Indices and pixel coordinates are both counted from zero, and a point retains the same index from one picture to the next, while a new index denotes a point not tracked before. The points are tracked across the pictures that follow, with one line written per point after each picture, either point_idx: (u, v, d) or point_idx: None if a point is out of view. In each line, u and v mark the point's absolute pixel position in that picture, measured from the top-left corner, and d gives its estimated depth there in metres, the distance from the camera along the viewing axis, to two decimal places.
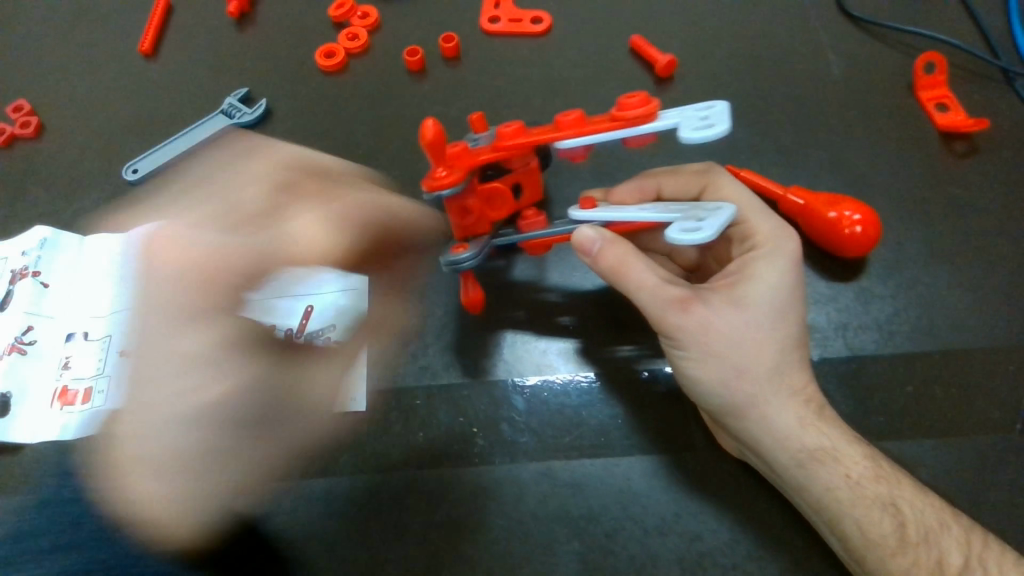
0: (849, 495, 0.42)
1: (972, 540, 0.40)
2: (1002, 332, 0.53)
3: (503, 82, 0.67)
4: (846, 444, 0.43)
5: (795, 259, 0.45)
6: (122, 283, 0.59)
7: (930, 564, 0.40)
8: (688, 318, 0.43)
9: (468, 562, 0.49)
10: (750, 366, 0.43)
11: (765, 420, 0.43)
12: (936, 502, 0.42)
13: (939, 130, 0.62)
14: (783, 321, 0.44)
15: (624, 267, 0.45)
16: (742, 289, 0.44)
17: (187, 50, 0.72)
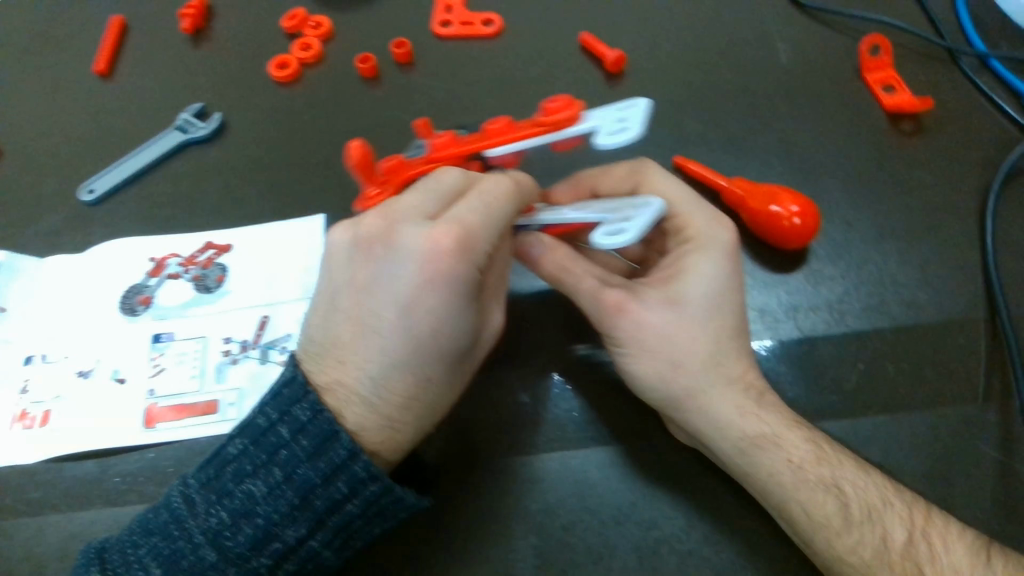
0: (792, 479, 0.42)
1: (913, 516, 0.40)
2: (951, 306, 0.53)
3: (455, 83, 0.68)
4: (787, 429, 0.44)
5: (729, 251, 0.46)
6: (79, 306, 0.60)
7: (874, 542, 0.40)
8: (626, 318, 0.45)
9: (424, 565, 0.47)
10: (686, 360, 0.45)
11: (705, 412, 0.44)
12: (879, 481, 0.42)
13: (887, 112, 0.62)
14: (719, 313, 0.45)
15: (563, 271, 0.47)
16: (677, 287, 0.46)
17: (141, 70, 0.73)
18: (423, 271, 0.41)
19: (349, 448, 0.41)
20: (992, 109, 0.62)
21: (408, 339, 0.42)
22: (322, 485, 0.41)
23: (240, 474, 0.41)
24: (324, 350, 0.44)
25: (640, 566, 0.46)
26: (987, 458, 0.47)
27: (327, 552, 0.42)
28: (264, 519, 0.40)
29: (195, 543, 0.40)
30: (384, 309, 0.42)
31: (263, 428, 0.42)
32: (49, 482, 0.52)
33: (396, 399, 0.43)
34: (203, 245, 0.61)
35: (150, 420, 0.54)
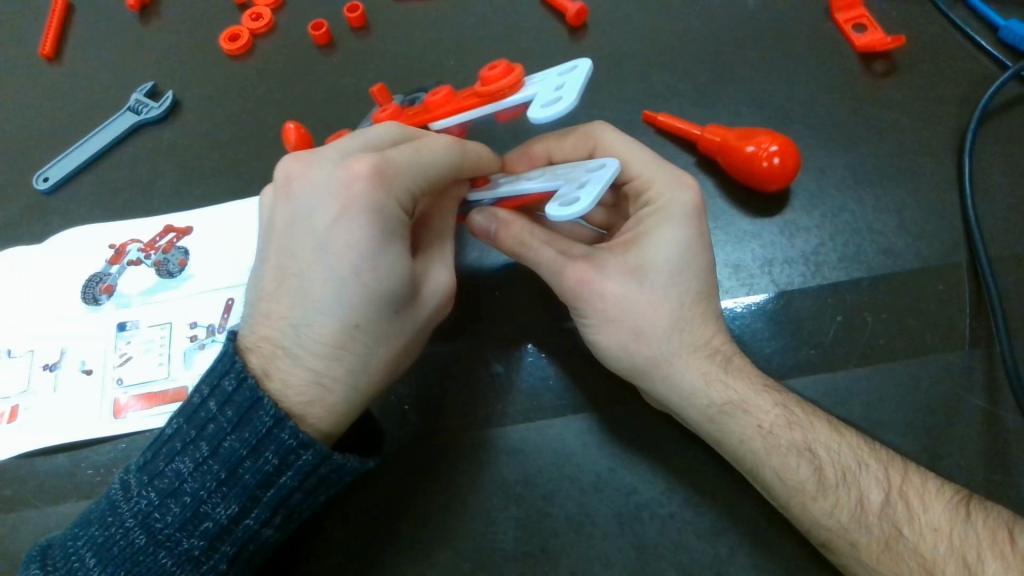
0: (763, 445, 0.42)
1: (891, 475, 0.40)
2: (930, 250, 0.52)
3: (414, 50, 0.66)
4: (755, 395, 0.44)
5: (693, 219, 0.47)
6: (42, 300, 0.58)
7: (851, 505, 0.39)
8: (585, 288, 0.46)
9: (406, 542, 0.46)
10: (648, 327, 0.45)
11: (670, 378, 0.45)
12: (853, 442, 0.42)
13: (858, 53, 0.61)
14: (683, 281, 0.46)
15: (522, 247, 0.48)
16: (635, 254, 0.47)
17: (94, 53, 0.71)
18: (336, 200, 0.41)
19: (273, 414, 0.40)
20: (967, 45, 0.60)
21: (327, 279, 0.41)
22: (248, 457, 0.39)
23: (171, 454, 0.41)
24: (259, 308, 0.43)
25: (621, 532, 0.45)
26: (970, 405, 0.46)
27: (267, 530, 0.41)
28: (192, 496, 0.40)
29: (126, 527, 0.40)
30: (303, 247, 0.42)
31: (196, 406, 0.41)
32: (21, 478, 0.51)
33: (326, 350, 0.41)
34: (163, 229, 0.60)
35: (118, 410, 0.52)
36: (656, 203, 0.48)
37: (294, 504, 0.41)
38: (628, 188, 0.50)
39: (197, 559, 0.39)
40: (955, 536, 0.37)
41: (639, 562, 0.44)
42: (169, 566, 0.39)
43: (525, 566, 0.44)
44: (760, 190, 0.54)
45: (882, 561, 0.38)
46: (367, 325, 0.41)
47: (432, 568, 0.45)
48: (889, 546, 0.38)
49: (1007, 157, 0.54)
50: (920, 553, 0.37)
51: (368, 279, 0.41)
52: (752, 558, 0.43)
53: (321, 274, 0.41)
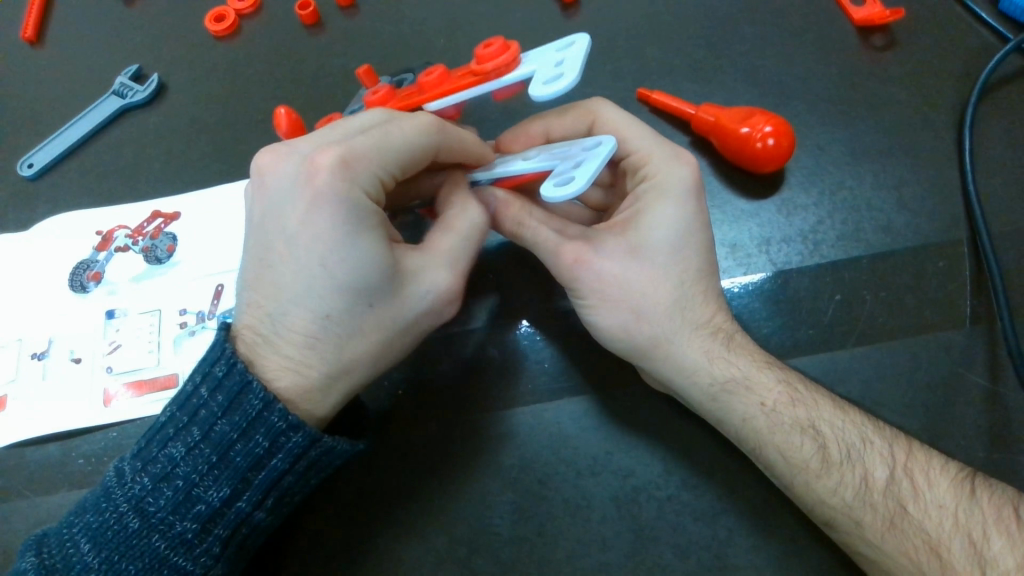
0: (766, 423, 0.42)
1: (894, 452, 0.39)
2: (930, 226, 0.51)
3: (404, 28, 0.65)
4: (759, 372, 0.43)
5: (693, 195, 0.46)
6: (29, 288, 0.57)
7: (855, 483, 0.39)
8: (580, 267, 0.45)
9: (401, 528, 0.45)
10: (646, 306, 0.45)
11: (671, 356, 0.44)
12: (857, 420, 0.41)
13: (857, 27, 0.60)
14: (683, 258, 0.45)
15: (522, 228, 0.47)
16: (632, 231, 0.46)
17: (76, 37, 0.70)
18: (304, 193, 0.40)
19: (262, 397, 0.39)
20: (967, 17, 0.59)
21: (299, 270, 0.40)
22: (239, 440, 0.39)
23: (163, 440, 0.40)
24: (244, 295, 0.43)
25: (619, 515, 0.44)
26: (972, 383, 0.45)
27: (259, 513, 0.40)
28: (184, 480, 0.39)
29: (120, 511, 0.39)
30: (277, 239, 0.41)
31: (187, 394, 0.41)
32: (13, 469, 0.50)
33: (303, 338, 0.40)
34: (151, 214, 0.59)
35: (108, 398, 0.52)
36: (655, 179, 0.47)
37: (286, 486, 0.40)
38: (625, 165, 0.49)
39: (191, 543, 0.39)
40: (960, 514, 0.36)
41: (637, 545, 0.43)
42: (163, 549, 0.38)
43: (522, 551, 0.44)
44: (755, 170, 0.53)
45: (886, 538, 0.37)
46: (341, 316, 0.40)
47: (428, 554, 0.44)
48: (894, 524, 0.37)
49: (1008, 131, 0.53)
50: (925, 531, 0.37)
51: (338, 272, 0.39)
52: (752, 540, 0.43)
53: (293, 268, 0.40)
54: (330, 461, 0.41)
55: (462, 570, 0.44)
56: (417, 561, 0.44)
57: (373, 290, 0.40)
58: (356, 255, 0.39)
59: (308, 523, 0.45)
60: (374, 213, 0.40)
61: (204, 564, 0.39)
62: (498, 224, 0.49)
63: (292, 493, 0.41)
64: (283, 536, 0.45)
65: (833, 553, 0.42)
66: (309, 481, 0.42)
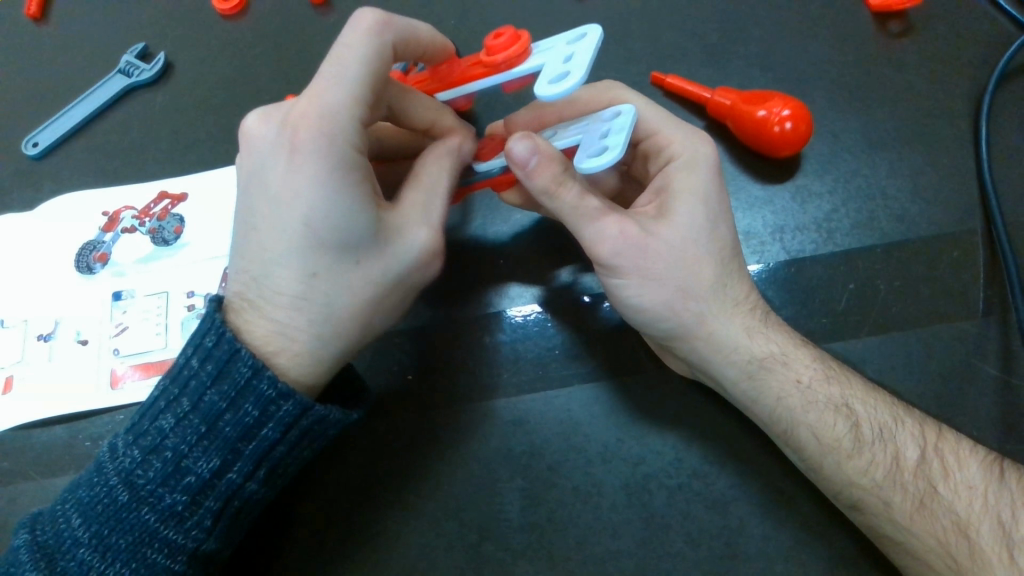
0: (801, 401, 0.41)
1: (926, 432, 0.40)
2: (946, 216, 0.51)
3: (415, 9, 0.65)
4: (794, 349, 0.43)
5: (716, 168, 0.46)
6: (35, 266, 0.57)
7: (886, 462, 0.39)
8: (626, 238, 0.42)
9: (412, 514, 0.45)
10: (694, 284, 0.43)
11: (714, 336, 0.43)
12: (888, 401, 0.41)
13: (873, 12, 0.59)
14: (718, 233, 0.44)
15: (558, 189, 0.41)
16: (669, 207, 0.44)
17: (80, 12, 0.68)
18: (284, 152, 0.39)
19: (251, 364, 0.39)
20: (984, 3, 0.58)
21: (281, 229, 0.39)
22: (228, 410, 0.39)
23: (154, 413, 0.40)
24: (232, 261, 0.42)
25: (629, 503, 0.44)
26: (985, 374, 0.45)
27: (252, 484, 0.40)
28: (173, 451, 0.39)
29: (110, 485, 0.39)
30: (260, 202, 0.40)
31: (180, 365, 0.40)
32: (19, 450, 0.50)
33: (288, 297, 0.40)
34: (158, 196, 0.58)
35: (116, 381, 0.51)
36: (674, 153, 0.46)
37: (277, 457, 0.40)
38: (646, 147, 0.48)
39: (181, 516, 0.38)
40: (990, 495, 0.37)
41: (648, 533, 0.43)
42: (153, 522, 0.38)
43: (532, 538, 0.44)
44: (769, 155, 0.53)
45: (915, 520, 0.38)
46: (328, 273, 0.40)
47: (438, 541, 0.44)
48: (924, 504, 0.38)
49: None
50: (955, 512, 0.37)
51: (322, 230, 0.38)
52: (764, 528, 0.43)
53: (276, 231, 0.39)
54: (323, 431, 0.41)
55: (472, 556, 0.44)
56: (428, 547, 0.44)
57: (358, 243, 0.39)
58: (340, 212, 0.38)
59: (309, 503, 0.45)
60: (359, 169, 0.39)
61: (195, 537, 0.39)
62: (527, 181, 0.41)
63: (286, 465, 0.41)
64: (290, 511, 0.45)
65: (845, 542, 0.42)
66: (303, 452, 0.41)
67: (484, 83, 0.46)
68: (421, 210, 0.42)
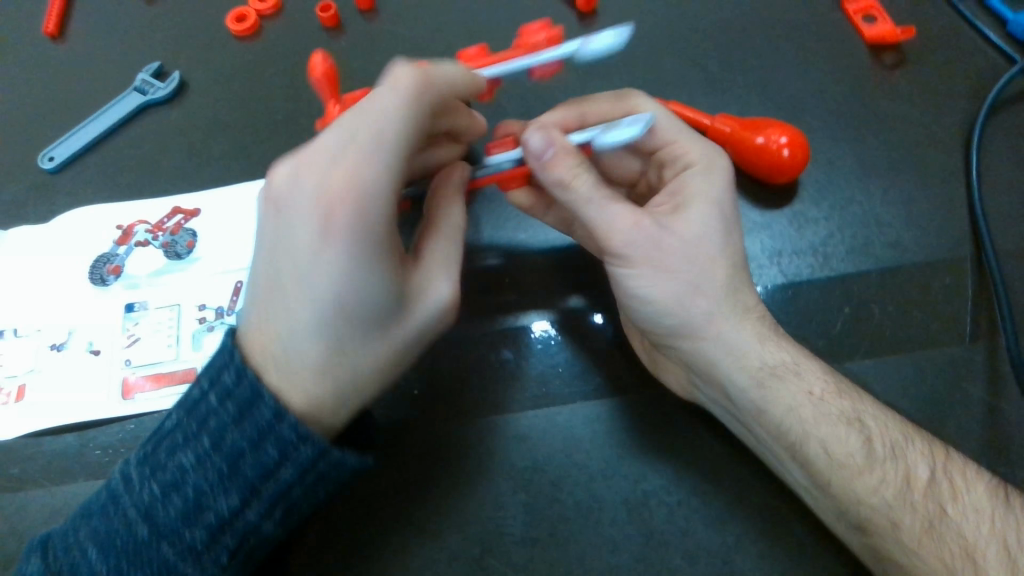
0: (813, 412, 0.43)
1: (936, 453, 0.41)
2: (938, 243, 0.52)
3: (425, 32, 0.66)
4: (807, 363, 0.45)
5: (730, 176, 0.47)
6: (48, 277, 0.58)
7: (897, 481, 0.40)
8: (640, 231, 0.44)
9: (419, 528, 0.46)
10: (706, 282, 0.45)
11: (723, 339, 0.45)
12: (898, 421, 0.43)
13: (868, 44, 0.61)
14: (731, 238, 0.46)
15: (572, 182, 0.44)
16: (684, 205, 0.46)
17: (97, 30, 0.70)
18: (314, 222, 0.37)
19: (274, 408, 0.39)
20: (976, 38, 0.60)
21: (310, 298, 0.38)
22: (250, 451, 0.39)
23: (173, 448, 0.40)
24: (252, 310, 0.41)
25: (629, 518, 0.45)
26: (974, 397, 0.47)
27: (267, 524, 0.41)
28: (193, 489, 0.39)
29: (129, 520, 0.39)
30: (286, 267, 0.39)
31: (198, 400, 0.41)
32: (30, 457, 0.51)
33: (311, 361, 0.40)
34: (171, 211, 0.60)
35: (128, 391, 0.52)
36: (688, 157, 0.48)
37: (294, 498, 0.41)
38: (662, 155, 0.50)
39: (198, 552, 0.39)
40: (997, 518, 0.38)
41: (648, 549, 0.44)
42: (171, 558, 0.39)
43: (534, 551, 0.45)
44: (768, 180, 0.55)
45: (923, 540, 0.39)
46: (351, 340, 0.40)
47: (442, 553, 0.45)
48: (933, 525, 0.39)
49: (1016, 153, 0.55)
50: (963, 534, 0.38)
51: (351, 304, 0.39)
52: (759, 544, 0.44)
53: (302, 301, 0.39)
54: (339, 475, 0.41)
55: (475, 569, 0.45)
56: (433, 561, 0.45)
57: (380, 311, 0.40)
58: (368, 286, 0.39)
59: (316, 524, 0.46)
60: (386, 246, 0.39)
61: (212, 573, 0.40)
62: (542, 177, 0.45)
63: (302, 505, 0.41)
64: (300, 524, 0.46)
65: (838, 559, 0.43)
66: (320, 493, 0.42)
67: (512, 63, 0.48)
68: (442, 274, 0.44)
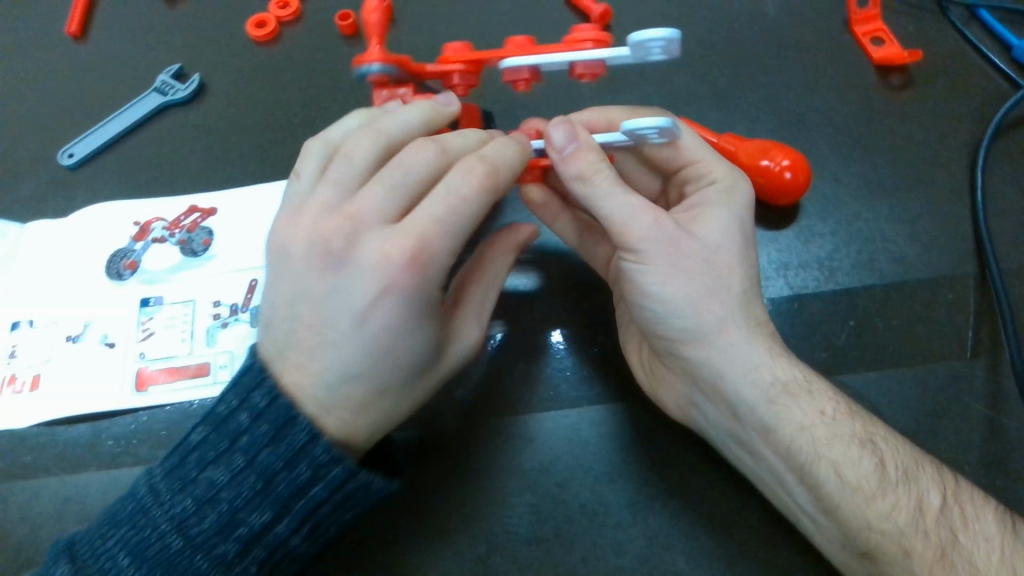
0: (826, 433, 0.43)
1: (947, 481, 0.41)
2: (941, 260, 0.53)
3: (442, 41, 0.68)
4: (818, 386, 0.45)
5: (751, 199, 0.49)
6: (65, 270, 0.59)
7: (909, 507, 0.40)
8: (658, 227, 0.44)
9: (426, 526, 0.47)
10: (720, 289, 0.45)
11: (734, 349, 0.45)
12: (910, 448, 0.43)
13: (876, 65, 0.62)
14: (746, 254, 0.46)
15: (592, 173, 0.44)
16: (702, 216, 0.47)
17: (120, 31, 0.71)
18: (372, 285, 0.39)
19: (308, 430, 0.40)
20: (981, 63, 0.62)
21: (362, 350, 0.40)
22: (283, 468, 0.40)
23: (205, 462, 0.41)
24: (286, 349, 0.41)
25: (633, 520, 0.46)
26: (974, 410, 0.48)
27: (296, 539, 0.41)
28: (227, 504, 0.40)
29: (161, 531, 0.40)
30: (338, 320, 0.40)
31: (227, 417, 0.41)
32: (42, 446, 0.52)
33: (354, 404, 0.41)
34: (189, 209, 0.61)
35: (141, 384, 0.53)
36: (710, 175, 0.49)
37: (323, 517, 0.41)
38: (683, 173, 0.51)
39: (230, 564, 0.40)
40: (1007, 547, 0.38)
41: (651, 551, 0.45)
42: (204, 569, 0.39)
43: (538, 550, 0.46)
44: (770, 201, 0.56)
45: (935, 566, 0.39)
46: (392, 388, 0.42)
47: (447, 551, 0.46)
48: (944, 552, 0.39)
49: (1018, 176, 0.56)
50: (974, 562, 0.38)
51: (398, 355, 0.41)
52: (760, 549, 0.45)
53: (354, 351, 0.40)
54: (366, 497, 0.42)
55: (480, 568, 0.45)
56: (438, 558, 0.46)
57: (420, 362, 0.43)
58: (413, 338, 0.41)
59: None
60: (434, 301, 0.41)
61: None
62: (562, 169, 0.45)
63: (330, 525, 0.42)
64: None
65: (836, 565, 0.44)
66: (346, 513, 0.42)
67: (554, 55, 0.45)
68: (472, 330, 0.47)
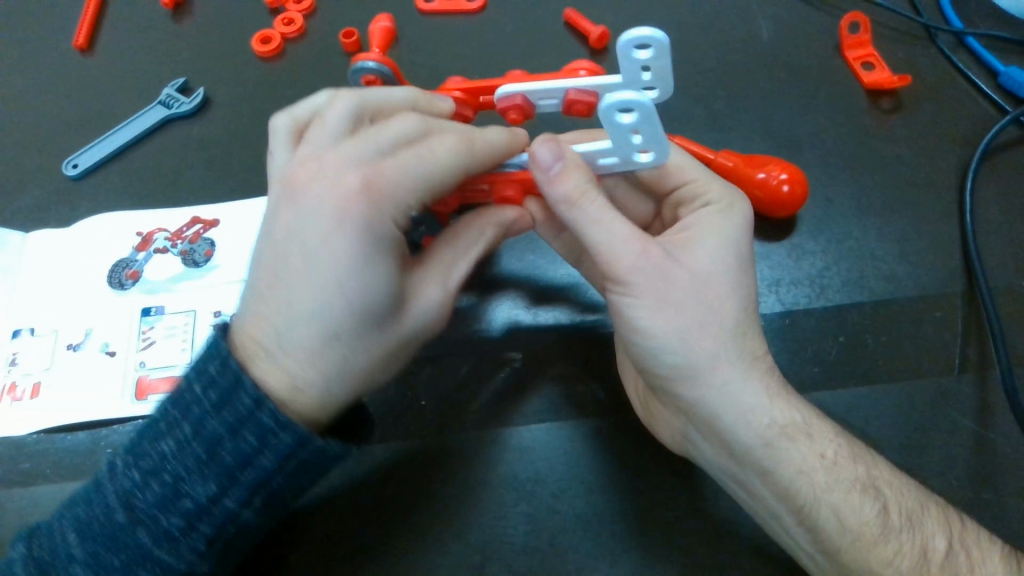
0: (826, 477, 0.43)
1: (951, 523, 0.43)
2: (930, 279, 0.55)
3: (443, 60, 0.69)
4: (817, 425, 0.45)
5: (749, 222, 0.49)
6: (67, 279, 0.60)
7: (914, 554, 0.42)
8: (645, 257, 0.45)
9: (423, 538, 0.47)
10: (710, 322, 0.45)
11: (728, 383, 0.44)
12: (912, 488, 0.44)
13: (867, 89, 0.64)
14: (738, 281, 0.46)
15: (580, 194, 0.45)
16: (694, 243, 0.47)
17: (126, 45, 0.73)
18: (327, 210, 0.40)
19: (254, 395, 0.40)
20: (969, 89, 0.63)
21: (314, 287, 0.40)
22: (230, 438, 0.40)
23: (157, 437, 0.41)
24: (249, 306, 0.42)
25: (627, 531, 0.47)
26: (962, 426, 0.49)
27: (246, 512, 0.41)
28: (172, 476, 0.40)
29: (110, 508, 0.40)
30: (295, 258, 0.40)
31: (182, 390, 0.42)
32: (41, 453, 0.52)
33: (306, 353, 0.40)
34: (191, 220, 0.61)
35: (141, 392, 0.54)
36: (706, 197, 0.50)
37: (273, 487, 0.41)
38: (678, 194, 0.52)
39: (175, 538, 0.40)
40: None
41: (645, 560, 0.46)
42: (146, 543, 0.40)
43: (534, 559, 0.46)
44: (767, 213, 0.57)
45: None
46: (345, 338, 0.41)
47: (443, 560, 0.46)
48: None
49: (1005, 198, 0.57)
50: None
51: (355, 299, 0.40)
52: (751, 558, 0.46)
53: (306, 286, 0.40)
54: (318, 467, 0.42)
55: None
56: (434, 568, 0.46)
57: (377, 314, 0.41)
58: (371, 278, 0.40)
59: (305, 540, 0.47)
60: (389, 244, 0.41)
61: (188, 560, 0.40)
62: (546, 186, 0.45)
63: (281, 494, 0.42)
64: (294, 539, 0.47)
65: None
66: (298, 484, 0.42)
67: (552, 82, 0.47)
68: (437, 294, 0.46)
